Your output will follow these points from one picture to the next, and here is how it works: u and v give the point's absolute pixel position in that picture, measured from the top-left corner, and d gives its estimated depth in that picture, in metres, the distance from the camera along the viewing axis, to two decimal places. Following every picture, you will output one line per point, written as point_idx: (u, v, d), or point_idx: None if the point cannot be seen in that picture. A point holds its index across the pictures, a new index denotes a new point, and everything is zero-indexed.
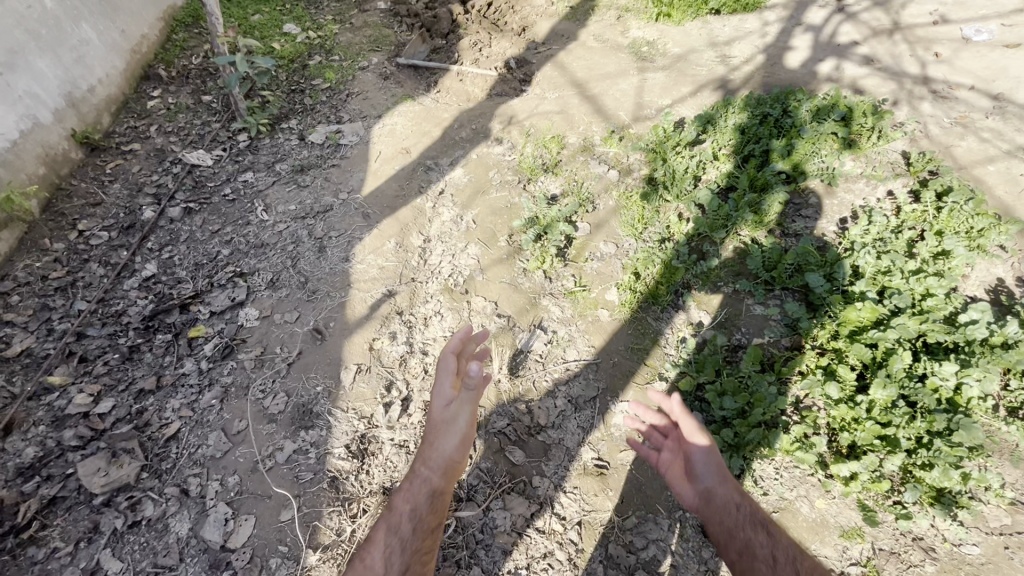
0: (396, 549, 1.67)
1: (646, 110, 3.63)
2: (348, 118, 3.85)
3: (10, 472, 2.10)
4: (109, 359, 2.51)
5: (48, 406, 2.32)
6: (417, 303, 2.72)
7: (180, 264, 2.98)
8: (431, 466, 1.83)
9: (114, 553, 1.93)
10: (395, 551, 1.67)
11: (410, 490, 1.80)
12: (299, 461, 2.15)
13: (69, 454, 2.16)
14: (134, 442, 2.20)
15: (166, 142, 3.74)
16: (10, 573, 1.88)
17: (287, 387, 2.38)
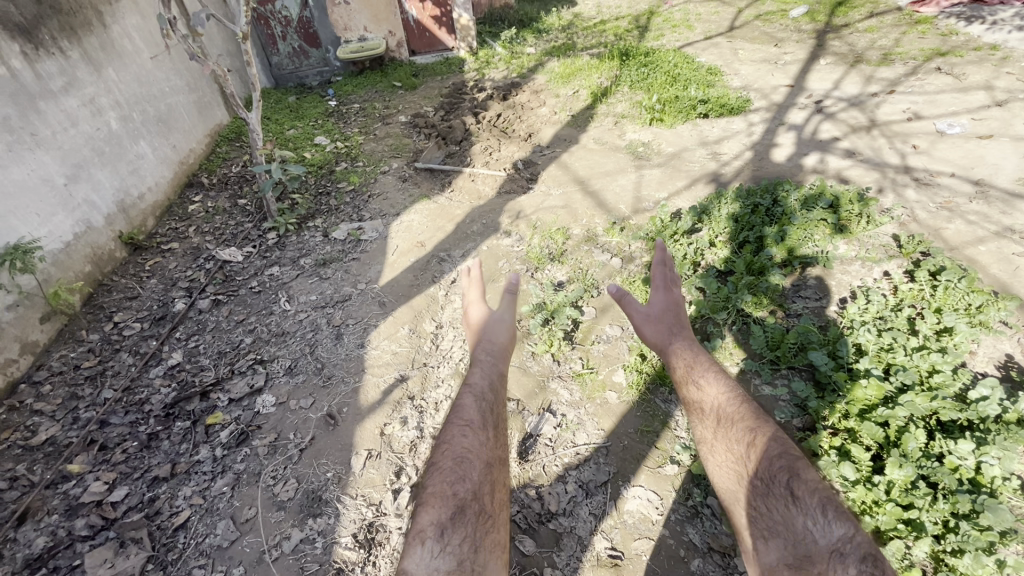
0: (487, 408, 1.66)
1: (645, 203, 3.89)
2: (369, 216, 4.18)
3: (19, 564, 2.12)
4: (128, 447, 2.58)
5: (64, 494, 2.37)
6: (428, 388, 2.78)
7: (205, 352, 3.13)
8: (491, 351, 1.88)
9: None
10: (488, 410, 1.66)
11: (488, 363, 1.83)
12: (306, 551, 2.12)
13: (78, 545, 2.17)
14: (143, 532, 2.20)
15: (202, 241, 4.06)
16: None
17: (298, 473, 2.39)
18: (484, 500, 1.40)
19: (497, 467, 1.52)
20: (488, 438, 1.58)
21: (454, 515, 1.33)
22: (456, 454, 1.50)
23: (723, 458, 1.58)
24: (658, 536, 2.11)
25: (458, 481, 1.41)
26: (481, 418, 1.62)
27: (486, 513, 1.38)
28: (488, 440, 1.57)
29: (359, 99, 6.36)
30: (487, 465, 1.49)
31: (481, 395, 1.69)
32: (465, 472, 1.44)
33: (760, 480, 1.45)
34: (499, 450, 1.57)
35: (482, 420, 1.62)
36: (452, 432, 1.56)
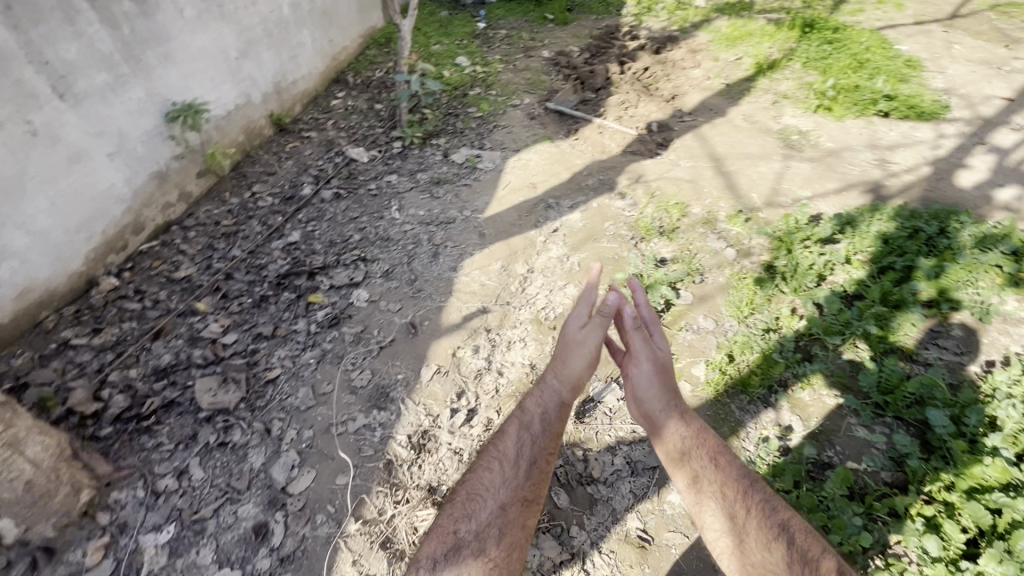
0: (523, 445, 1.77)
1: (781, 198, 3.51)
2: (490, 146, 4.20)
3: (149, 370, 2.58)
4: (243, 302, 2.95)
5: (190, 326, 2.80)
6: (505, 325, 2.83)
7: (319, 237, 3.41)
8: (558, 376, 1.85)
9: (201, 463, 2.23)
10: (521, 447, 1.76)
11: (538, 396, 1.85)
12: (365, 435, 2.33)
13: (193, 370, 2.58)
14: (242, 375, 2.55)
15: (337, 135, 4.33)
16: (125, 449, 2.28)
17: (374, 367, 2.60)
18: (487, 540, 1.59)
19: (513, 508, 1.66)
20: (511, 475, 1.71)
21: (451, 551, 1.55)
22: (474, 488, 1.69)
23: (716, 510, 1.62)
24: (693, 535, 2.06)
25: (463, 521, 1.62)
26: (501, 453, 1.75)
27: (488, 552, 1.57)
28: (507, 479, 1.70)
29: (507, 25, 6.22)
30: (499, 507, 1.65)
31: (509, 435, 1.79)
32: (474, 513, 1.64)
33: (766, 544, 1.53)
34: (519, 489, 1.69)
35: (505, 456, 1.75)
36: (476, 470, 1.74)
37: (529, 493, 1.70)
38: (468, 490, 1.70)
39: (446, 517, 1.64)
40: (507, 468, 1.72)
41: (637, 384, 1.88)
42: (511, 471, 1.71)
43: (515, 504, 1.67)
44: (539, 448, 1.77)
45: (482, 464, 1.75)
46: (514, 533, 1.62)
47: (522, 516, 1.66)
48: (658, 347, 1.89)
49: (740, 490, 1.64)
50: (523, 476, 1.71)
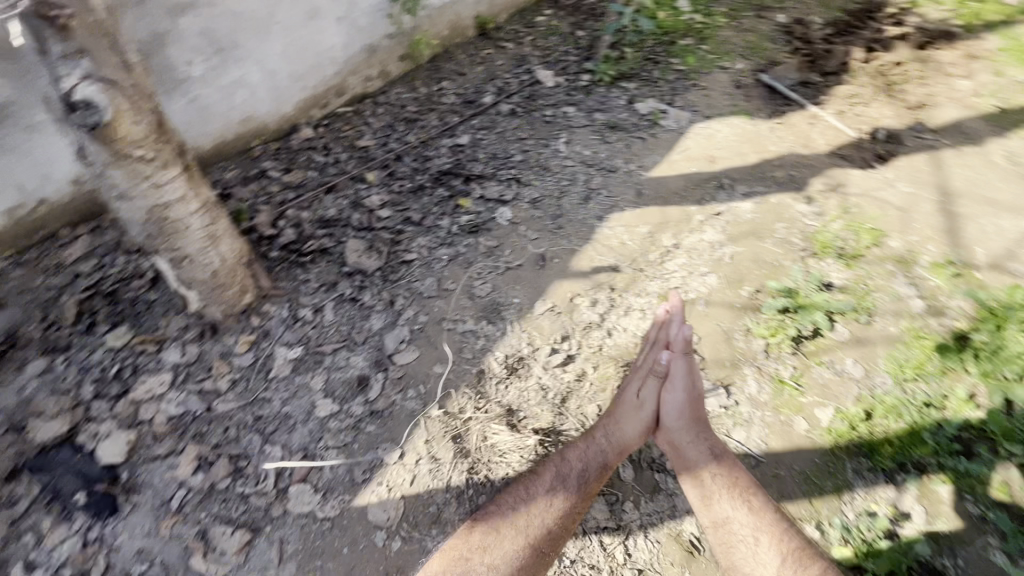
0: (553, 492, 1.96)
1: (1014, 264, 2.83)
2: (680, 104, 3.88)
3: (316, 217, 2.94)
4: (404, 185, 3.19)
5: (356, 191, 3.12)
6: (630, 291, 2.73)
7: (484, 147, 3.50)
8: (607, 440, 2.07)
9: (333, 307, 2.54)
10: (552, 494, 1.95)
11: (582, 452, 2.04)
12: (469, 339, 2.47)
13: (349, 229, 2.90)
14: (386, 249, 2.81)
15: (531, 53, 4.30)
16: (283, 274, 2.67)
17: (496, 283, 2.70)
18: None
19: (532, 557, 1.85)
20: (534, 524, 1.90)
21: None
22: (497, 522, 1.91)
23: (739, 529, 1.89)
24: None
25: (479, 553, 1.84)
26: (532, 492, 1.96)
27: None
28: (531, 527, 1.89)
29: None
30: (517, 550, 1.85)
31: (543, 479, 1.99)
32: (495, 546, 1.86)
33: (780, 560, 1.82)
34: (542, 539, 1.88)
35: (534, 497, 1.95)
36: (502, 503, 1.95)
37: (552, 545, 1.88)
38: (492, 522, 1.91)
39: (467, 539, 1.87)
40: (534, 513, 1.92)
41: (670, 411, 2.12)
42: (535, 518, 1.91)
43: (534, 553, 1.86)
44: (571, 501, 1.94)
45: (510, 500, 1.96)
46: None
47: (538, 567, 1.85)
48: (691, 375, 2.18)
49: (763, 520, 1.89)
50: (550, 527, 1.90)
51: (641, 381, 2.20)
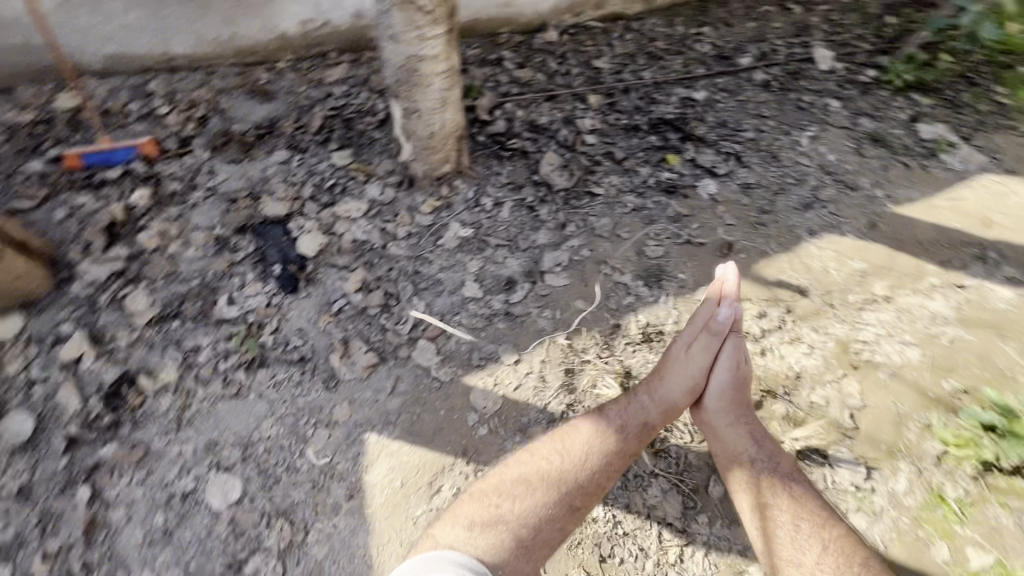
0: (588, 451, 1.90)
1: None
2: (979, 142, 3.10)
3: (529, 119, 3.01)
4: (619, 120, 3.10)
5: (573, 109, 3.11)
6: (807, 322, 2.43)
7: (718, 110, 3.19)
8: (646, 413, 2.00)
9: (511, 207, 2.63)
10: (586, 453, 1.90)
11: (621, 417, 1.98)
12: (620, 292, 2.41)
13: (552, 142, 2.93)
14: (579, 175, 2.80)
15: (817, 26, 3.71)
16: (481, 158, 2.80)
17: (669, 251, 2.56)
18: (523, 530, 1.76)
19: (559, 511, 1.81)
20: (563, 476, 1.85)
21: (487, 522, 1.75)
22: (524, 475, 1.86)
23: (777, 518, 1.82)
24: None
25: (506, 500, 1.80)
26: (561, 446, 1.91)
27: (523, 537, 1.75)
28: (561, 480, 1.84)
29: None
30: (544, 501, 1.81)
31: (573, 435, 1.93)
32: (522, 494, 1.82)
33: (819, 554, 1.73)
34: (570, 493, 1.83)
35: (562, 451, 1.90)
36: (529, 456, 1.91)
37: (581, 501, 1.84)
38: (519, 473, 1.87)
39: (493, 483, 1.85)
40: (563, 467, 1.86)
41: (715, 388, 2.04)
42: (566, 471, 1.86)
43: (564, 505, 1.82)
44: (604, 462, 1.89)
45: (536, 452, 1.91)
46: (555, 529, 1.79)
47: (567, 519, 1.81)
48: (734, 357, 2.06)
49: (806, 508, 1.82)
50: (579, 482, 1.85)
51: (679, 359, 2.08)
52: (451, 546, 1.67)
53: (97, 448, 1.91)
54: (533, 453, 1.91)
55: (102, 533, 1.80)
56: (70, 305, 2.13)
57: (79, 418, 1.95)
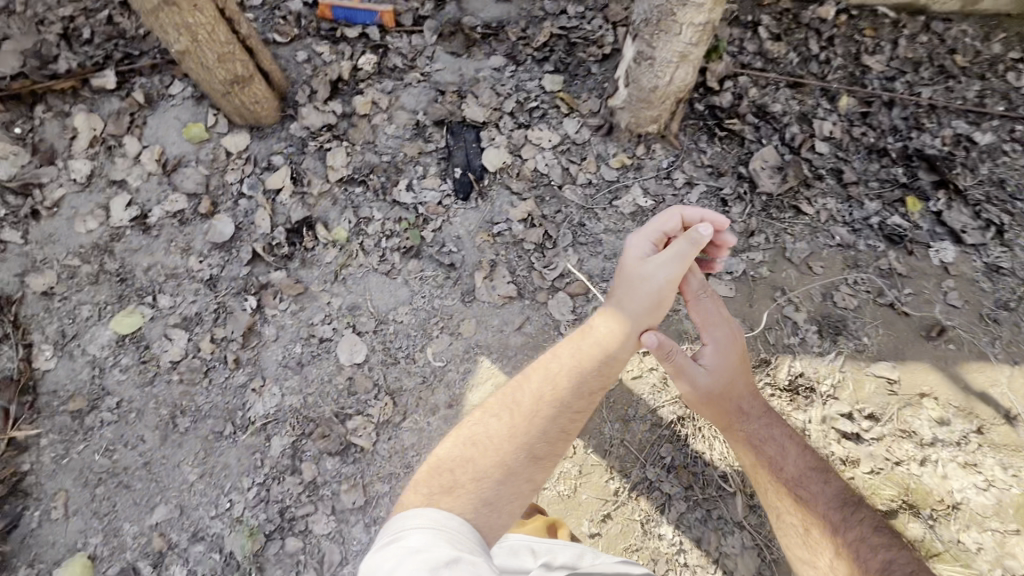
0: (547, 403, 1.39)
1: None
2: None
3: (759, 102, 2.64)
4: (865, 136, 2.60)
5: (815, 106, 2.66)
6: (999, 453, 1.99)
7: (1003, 161, 2.52)
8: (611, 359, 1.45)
9: (702, 193, 2.39)
10: (541, 407, 1.38)
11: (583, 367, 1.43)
12: (783, 328, 2.16)
13: (775, 137, 2.57)
14: (791, 184, 2.44)
15: None
16: (691, 127, 2.53)
17: (861, 307, 2.20)
18: (484, 496, 1.26)
19: (520, 468, 1.32)
20: (517, 430, 1.35)
21: (442, 490, 1.24)
22: (473, 435, 1.37)
23: (774, 468, 1.67)
24: None
25: (463, 464, 1.31)
26: (506, 399, 1.42)
27: (488, 501, 1.26)
28: (516, 432, 1.35)
29: None
30: (499, 457, 1.32)
31: (520, 384, 1.44)
32: (474, 455, 1.32)
33: (820, 518, 1.59)
34: (529, 440, 1.34)
35: (508, 404, 1.40)
36: (471, 419, 1.42)
37: (545, 449, 1.36)
38: (468, 437, 1.37)
39: (445, 452, 1.35)
40: (517, 424, 1.36)
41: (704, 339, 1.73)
42: (522, 429, 1.35)
43: (526, 455, 1.34)
44: (564, 402, 1.39)
45: (481, 411, 1.43)
46: (518, 481, 1.32)
47: (536, 471, 1.34)
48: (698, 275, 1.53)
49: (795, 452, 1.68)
50: (537, 431, 1.35)
51: (634, 281, 1.51)
52: (423, 509, 1.19)
53: (271, 271, 2.19)
54: (481, 415, 1.41)
55: (255, 340, 2.10)
56: (286, 140, 2.34)
57: (264, 240, 2.22)
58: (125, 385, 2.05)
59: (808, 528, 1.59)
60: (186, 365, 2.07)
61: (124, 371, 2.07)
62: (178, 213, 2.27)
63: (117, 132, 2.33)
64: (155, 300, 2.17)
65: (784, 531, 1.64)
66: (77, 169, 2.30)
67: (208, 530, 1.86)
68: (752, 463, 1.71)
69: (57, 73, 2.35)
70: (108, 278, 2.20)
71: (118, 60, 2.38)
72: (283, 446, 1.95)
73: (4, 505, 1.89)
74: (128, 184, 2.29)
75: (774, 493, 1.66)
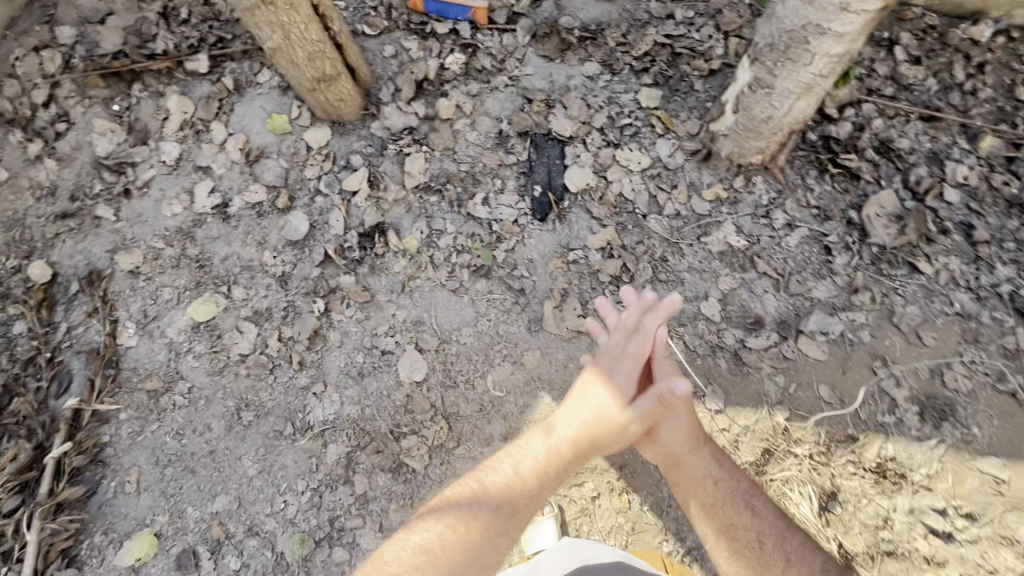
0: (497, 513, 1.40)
1: None
2: None
3: (884, 135, 2.32)
4: (1009, 186, 2.24)
5: (951, 145, 2.32)
6: None
7: None
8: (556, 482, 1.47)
9: (803, 237, 2.16)
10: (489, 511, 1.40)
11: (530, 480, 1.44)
12: (879, 403, 1.94)
13: (897, 179, 2.27)
14: (909, 236, 2.15)
15: None
16: (800, 160, 2.27)
17: (976, 389, 1.94)
18: None
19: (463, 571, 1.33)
20: (463, 534, 1.37)
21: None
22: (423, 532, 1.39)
23: (722, 486, 1.54)
24: None
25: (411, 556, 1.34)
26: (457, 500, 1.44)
27: None
28: (461, 534, 1.37)
29: None
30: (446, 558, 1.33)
31: (471, 485, 1.48)
32: (426, 550, 1.35)
33: (768, 530, 1.48)
34: (477, 548, 1.35)
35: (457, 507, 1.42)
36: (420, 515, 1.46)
37: (491, 553, 1.37)
38: (418, 534, 1.39)
39: (400, 544, 1.38)
40: (464, 526, 1.38)
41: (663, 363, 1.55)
42: (466, 532, 1.37)
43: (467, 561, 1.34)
44: (513, 511, 1.41)
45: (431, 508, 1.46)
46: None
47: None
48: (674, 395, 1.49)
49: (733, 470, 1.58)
50: (484, 535, 1.37)
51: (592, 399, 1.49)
52: None
53: (340, 274, 2.17)
54: (431, 512, 1.45)
55: (320, 344, 2.11)
56: (366, 139, 2.29)
57: (336, 242, 2.20)
58: (198, 371, 2.13)
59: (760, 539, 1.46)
60: (254, 360, 2.11)
61: (197, 358, 2.14)
62: (257, 205, 2.29)
63: (206, 117, 2.35)
64: (229, 291, 2.21)
65: (737, 551, 1.47)
66: (166, 151, 2.34)
67: (263, 526, 1.93)
68: (713, 481, 1.54)
69: (154, 53, 2.38)
70: (188, 263, 2.26)
71: (211, 43, 2.38)
72: (338, 455, 1.97)
73: (85, 472, 2.02)
74: (213, 170, 2.32)
75: (733, 509, 1.51)
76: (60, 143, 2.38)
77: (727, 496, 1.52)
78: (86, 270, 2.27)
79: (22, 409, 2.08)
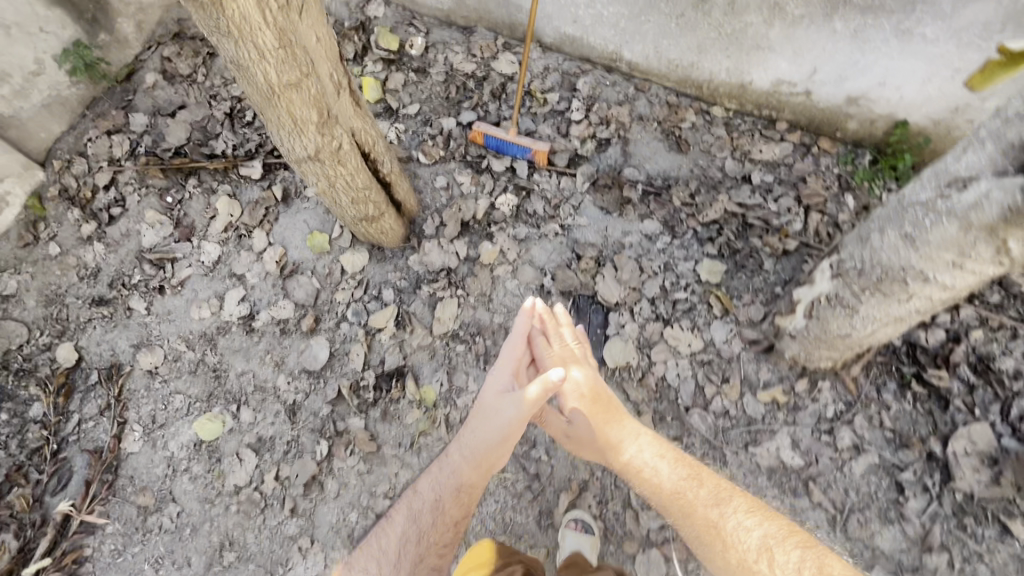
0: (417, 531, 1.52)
1: None
2: None
3: (987, 351, 1.97)
4: None
5: None
6: None
7: None
8: (462, 473, 1.57)
9: (872, 465, 1.86)
10: (412, 534, 1.52)
11: (441, 481, 1.58)
12: None
13: (1000, 409, 1.90)
14: (1005, 488, 1.80)
15: None
16: (878, 368, 1.97)
17: None
18: None
19: None
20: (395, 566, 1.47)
21: None
22: None
23: (666, 477, 1.63)
24: None
25: None
26: (381, 538, 1.55)
27: None
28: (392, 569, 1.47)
29: None
30: None
31: (389, 527, 1.56)
32: None
33: (717, 514, 1.52)
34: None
35: (382, 547, 1.52)
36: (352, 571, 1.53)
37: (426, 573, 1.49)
38: None
39: None
40: (392, 558, 1.49)
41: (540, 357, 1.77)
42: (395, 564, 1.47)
43: None
44: (434, 520, 1.54)
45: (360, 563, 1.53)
46: None
47: None
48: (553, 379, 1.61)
49: (675, 458, 1.67)
50: (411, 563, 1.48)
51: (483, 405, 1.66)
52: None
53: (351, 416, 2.05)
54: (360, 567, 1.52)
55: (316, 492, 1.99)
56: (402, 271, 2.19)
57: (352, 378, 2.09)
58: (190, 495, 2.04)
59: (721, 519, 1.51)
60: (246, 495, 2.00)
61: (192, 481, 2.06)
62: (282, 321, 2.21)
63: (250, 222, 2.33)
64: (238, 411, 2.13)
65: (702, 536, 1.52)
66: (206, 251, 2.32)
67: None
68: (658, 477, 1.63)
69: (214, 153, 2.42)
70: (204, 372, 2.20)
71: (267, 150, 2.41)
72: None
73: None
74: (246, 279, 2.28)
75: (682, 499, 1.58)
76: (111, 228, 2.41)
77: (673, 483, 1.61)
78: (108, 362, 2.26)
79: (17, 504, 2.05)
